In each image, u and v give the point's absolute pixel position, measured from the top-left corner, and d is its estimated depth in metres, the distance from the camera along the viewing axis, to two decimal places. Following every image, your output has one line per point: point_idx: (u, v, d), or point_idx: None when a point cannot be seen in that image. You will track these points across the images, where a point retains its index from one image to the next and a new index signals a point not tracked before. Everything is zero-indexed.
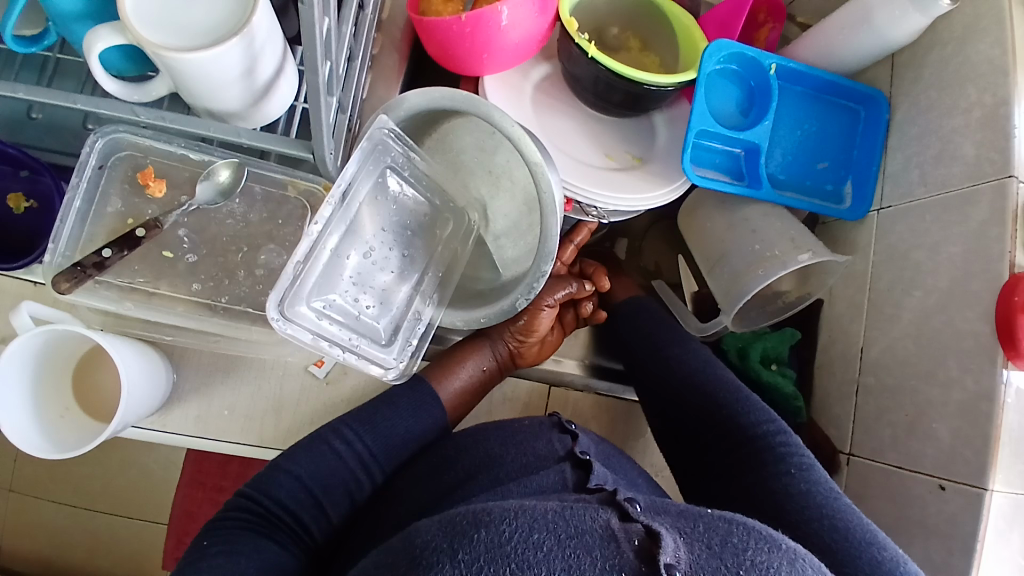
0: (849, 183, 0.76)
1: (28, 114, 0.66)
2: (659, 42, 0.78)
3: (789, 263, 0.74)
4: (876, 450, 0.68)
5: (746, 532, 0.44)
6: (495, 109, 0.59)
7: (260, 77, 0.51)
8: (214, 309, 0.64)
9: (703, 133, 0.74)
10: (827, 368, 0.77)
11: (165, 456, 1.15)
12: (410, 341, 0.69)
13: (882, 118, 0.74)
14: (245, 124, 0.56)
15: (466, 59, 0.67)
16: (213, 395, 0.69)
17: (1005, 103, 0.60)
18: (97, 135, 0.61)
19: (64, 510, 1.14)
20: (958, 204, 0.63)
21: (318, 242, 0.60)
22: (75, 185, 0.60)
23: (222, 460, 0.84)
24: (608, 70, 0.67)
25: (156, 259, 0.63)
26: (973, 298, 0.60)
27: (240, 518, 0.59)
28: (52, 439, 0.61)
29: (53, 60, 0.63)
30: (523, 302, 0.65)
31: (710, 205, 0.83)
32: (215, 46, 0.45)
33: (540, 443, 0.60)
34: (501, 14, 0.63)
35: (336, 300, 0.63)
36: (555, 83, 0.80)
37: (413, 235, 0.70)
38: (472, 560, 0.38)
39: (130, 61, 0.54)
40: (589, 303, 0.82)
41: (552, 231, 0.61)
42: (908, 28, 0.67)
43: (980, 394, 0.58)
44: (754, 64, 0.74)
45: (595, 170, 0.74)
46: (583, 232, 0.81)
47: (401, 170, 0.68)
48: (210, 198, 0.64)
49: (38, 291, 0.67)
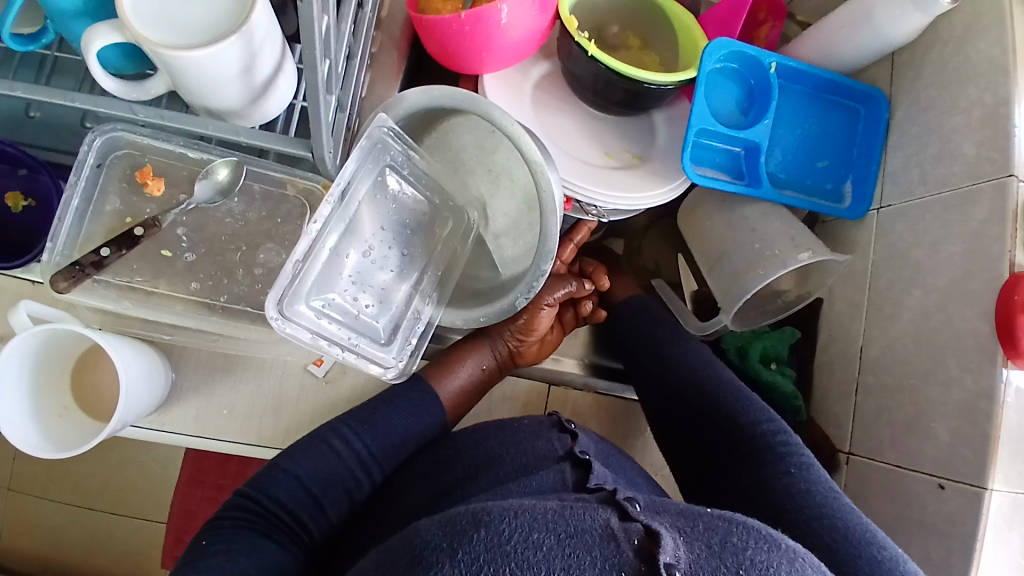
0: (849, 182, 0.76)
1: (27, 113, 0.66)
2: (659, 41, 0.78)
3: (789, 262, 0.74)
4: (875, 450, 0.68)
5: (746, 532, 0.44)
6: (495, 107, 0.59)
7: (259, 74, 0.51)
8: (212, 308, 0.64)
9: (703, 132, 0.74)
10: (827, 368, 0.77)
11: (164, 455, 1.15)
12: (410, 340, 0.68)
13: (882, 117, 0.74)
14: (244, 122, 0.56)
15: (466, 57, 0.67)
16: (212, 394, 0.69)
17: (1005, 102, 0.60)
18: (96, 134, 0.60)
19: (64, 509, 1.14)
20: (958, 203, 0.63)
21: (318, 240, 0.60)
22: (74, 183, 0.60)
23: (221, 459, 0.84)
24: (608, 68, 0.67)
25: (155, 258, 0.63)
26: (973, 297, 0.60)
27: (238, 517, 0.59)
28: (50, 438, 0.61)
29: (51, 58, 0.62)
30: (523, 301, 0.65)
31: (709, 204, 0.83)
32: (214, 44, 0.45)
33: (539, 443, 0.59)
34: (501, 11, 0.62)
35: (335, 299, 0.63)
36: (554, 82, 0.80)
37: (413, 233, 0.70)
38: (472, 560, 0.38)
39: (128, 59, 0.53)
40: (588, 303, 0.82)
41: (551, 230, 0.61)
42: (908, 27, 0.67)
43: (980, 394, 0.58)
44: (755, 63, 0.73)
45: (594, 168, 0.74)
46: (583, 231, 0.81)
47: (401, 169, 0.67)
48: (209, 197, 0.64)
49: (37, 289, 0.67)
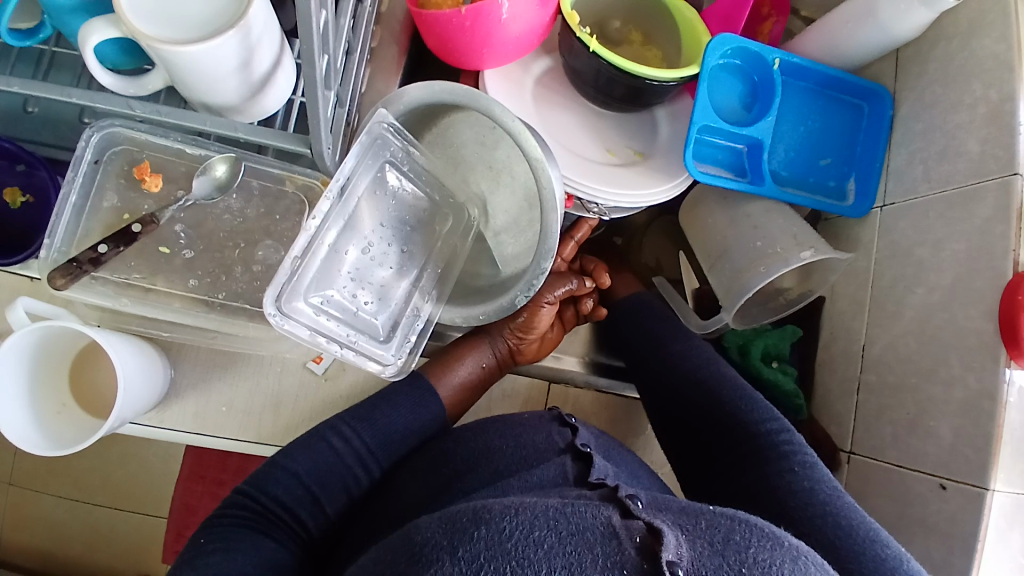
0: (852, 179, 0.75)
1: (25, 108, 0.65)
2: (660, 35, 0.77)
3: (791, 260, 0.74)
4: (876, 448, 0.68)
5: (749, 529, 0.44)
6: (495, 103, 0.59)
7: (257, 70, 0.50)
8: (211, 305, 0.63)
9: (706, 129, 0.73)
10: (828, 366, 0.77)
11: (164, 450, 1.15)
12: (409, 337, 0.67)
13: (886, 113, 0.73)
14: (244, 117, 0.55)
15: (466, 53, 0.67)
16: (211, 390, 0.69)
17: (1010, 99, 0.60)
18: (92, 130, 0.60)
19: (64, 504, 1.14)
20: (962, 201, 0.63)
21: (317, 235, 0.60)
22: (71, 179, 0.60)
23: (222, 454, 0.84)
24: (610, 63, 0.67)
25: (153, 254, 0.62)
26: (977, 295, 0.60)
27: (237, 515, 0.59)
28: (47, 434, 0.61)
29: (48, 52, 0.62)
30: (523, 298, 0.65)
31: (711, 201, 0.82)
32: (209, 39, 0.44)
33: (539, 437, 0.59)
34: (502, 7, 0.62)
35: (334, 295, 0.63)
36: (556, 76, 0.79)
37: (412, 230, 0.69)
38: (472, 558, 0.38)
39: (126, 54, 0.53)
40: (589, 300, 0.81)
41: (552, 227, 0.61)
42: (912, 21, 0.66)
43: (982, 392, 0.58)
44: (758, 58, 0.73)
45: (595, 165, 0.74)
46: (583, 228, 0.80)
47: (401, 165, 0.67)
48: (207, 193, 0.64)
49: (34, 286, 0.66)
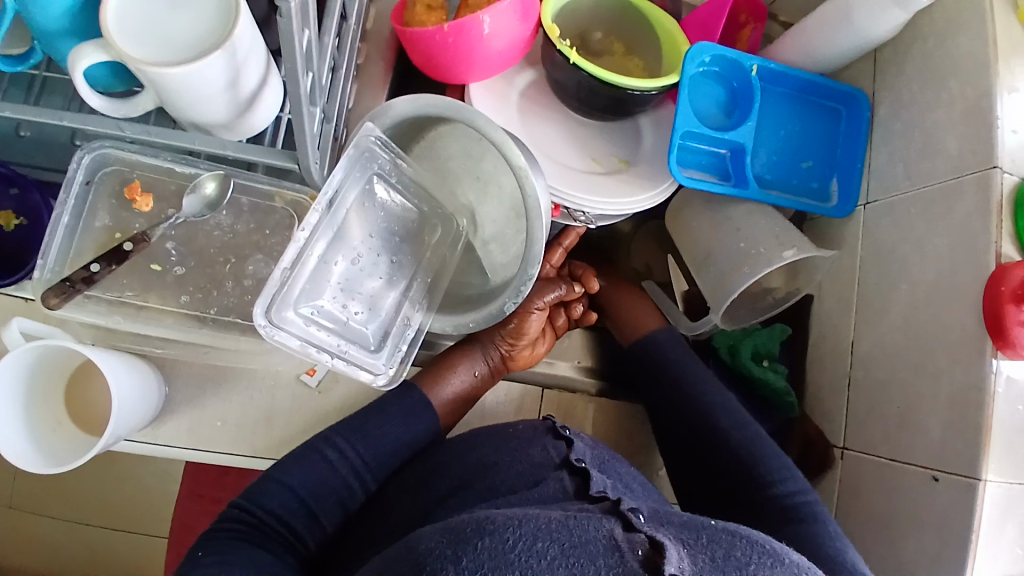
0: (835, 180, 0.76)
1: (17, 132, 0.66)
2: (642, 46, 0.79)
3: (775, 260, 0.75)
4: (868, 444, 0.68)
5: (750, 545, 0.44)
6: (478, 114, 0.60)
7: (244, 88, 0.52)
8: (203, 320, 0.64)
9: (689, 135, 0.74)
10: (819, 364, 0.77)
11: (162, 470, 1.15)
12: (400, 347, 0.68)
13: (864, 115, 0.75)
14: (230, 135, 0.56)
15: (450, 69, 0.69)
16: (204, 406, 0.69)
17: (987, 95, 0.61)
18: (84, 151, 0.61)
19: (63, 526, 1.14)
20: (943, 196, 0.64)
21: (306, 248, 0.61)
22: (64, 201, 0.61)
23: (218, 473, 0.84)
24: (590, 75, 0.68)
25: (145, 271, 0.63)
26: (961, 287, 0.61)
27: (232, 528, 0.59)
28: (44, 451, 0.62)
29: (39, 78, 0.63)
30: (512, 305, 0.67)
31: (695, 205, 0.83)
32: (202, 61, 0.46)
33: (535, 451, 0.59)
34: (482, 23, 0.63)
35: (324, 306, 0.64)
36: (540, 89, 0.80)
37: (401, 240, 0.70)
38: (477, 567, 0.38)
39: (116, 78, 0.54)
40: (578, 306, 0.83)
41: (537, 235, 0.62)
42: (887, 24, 0.67)
43: (970, 383, 0.58)
44: (736, 65, 0.75)
45: (580, 174, 0.75)
46: (570, 236, 0.82)
47: (389, 177, 0.68)
48: (198, 211, 0.65)
49: (30, 307, 0.67)
